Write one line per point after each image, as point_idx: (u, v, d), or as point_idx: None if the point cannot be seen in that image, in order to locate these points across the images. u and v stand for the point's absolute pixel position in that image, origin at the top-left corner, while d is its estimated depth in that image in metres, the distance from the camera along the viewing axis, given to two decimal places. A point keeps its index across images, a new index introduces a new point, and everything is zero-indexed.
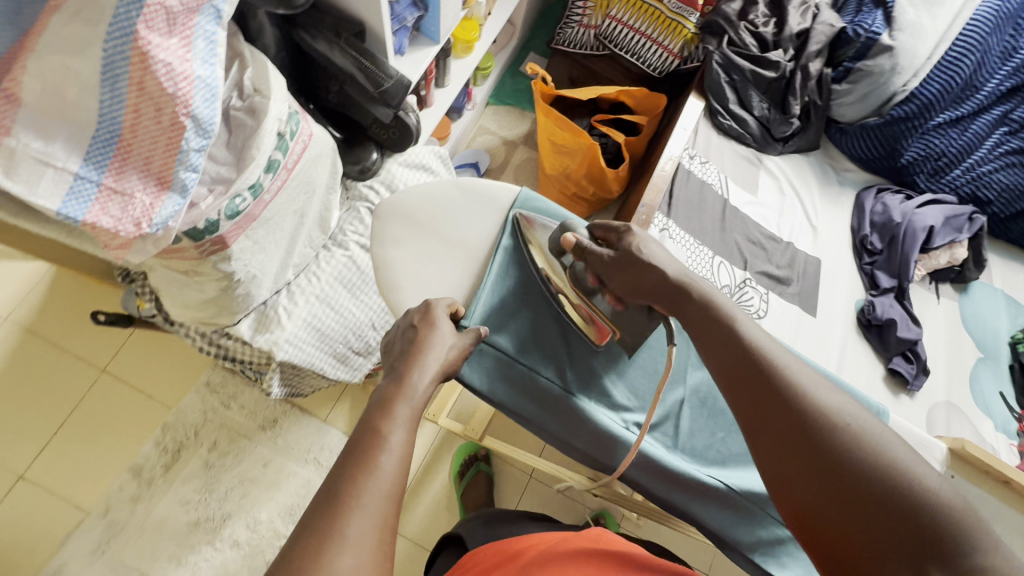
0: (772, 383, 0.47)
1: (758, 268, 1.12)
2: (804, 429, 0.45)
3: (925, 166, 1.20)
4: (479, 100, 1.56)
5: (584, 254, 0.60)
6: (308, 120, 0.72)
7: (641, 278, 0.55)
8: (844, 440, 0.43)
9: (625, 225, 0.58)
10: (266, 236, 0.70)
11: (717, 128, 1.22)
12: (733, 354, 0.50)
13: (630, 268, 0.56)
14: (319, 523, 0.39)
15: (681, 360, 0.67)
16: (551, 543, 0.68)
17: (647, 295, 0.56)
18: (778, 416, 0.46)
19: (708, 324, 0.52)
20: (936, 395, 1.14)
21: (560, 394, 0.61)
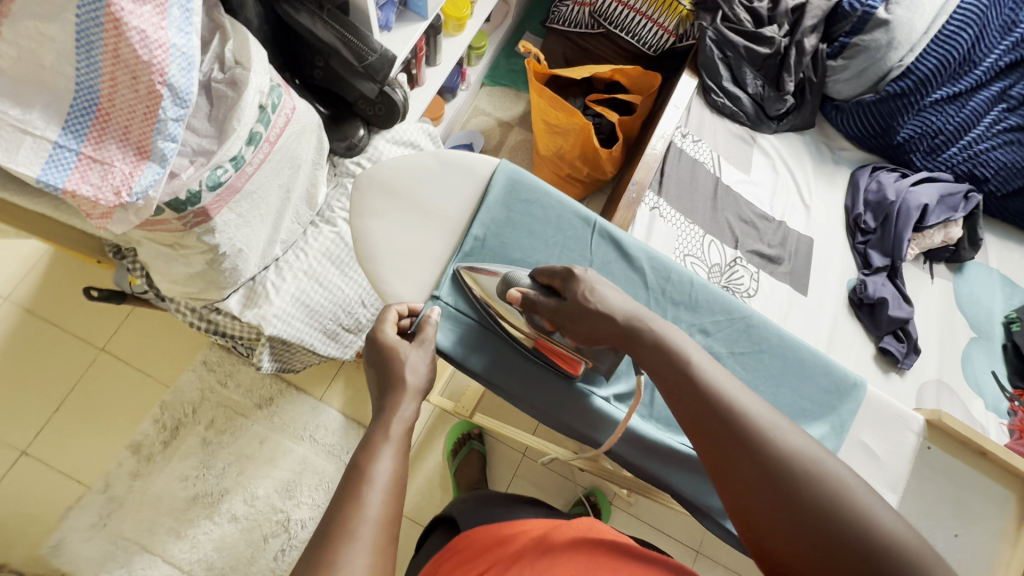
0: (734, 428, 0.44)
1: (749, 247, 1.12)
2: (770, 477, 0.42)
3: (922, 144, 1.19)
4: (473, 80, 1.55)
5: (536, 309, 0.55)
6: (291, 93, 0.71)
7: (597, 324, 0.52)
8: (812, 486, 0.41)
9: (567, 269, 0.54)
10: (251, 209, 0.70)
11: (710, 106, 1.20)
12: (690, 398, 0.47)
13: (586, 316, 0.52)
14: (318, 547, 0.38)
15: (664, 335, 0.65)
16: (540, 532, 0.68)
17: (606, 339, 0.52)
18: (742, 464, 0.43)
19: (662, 365, 0.49)
20: (926, 373, 1.15)
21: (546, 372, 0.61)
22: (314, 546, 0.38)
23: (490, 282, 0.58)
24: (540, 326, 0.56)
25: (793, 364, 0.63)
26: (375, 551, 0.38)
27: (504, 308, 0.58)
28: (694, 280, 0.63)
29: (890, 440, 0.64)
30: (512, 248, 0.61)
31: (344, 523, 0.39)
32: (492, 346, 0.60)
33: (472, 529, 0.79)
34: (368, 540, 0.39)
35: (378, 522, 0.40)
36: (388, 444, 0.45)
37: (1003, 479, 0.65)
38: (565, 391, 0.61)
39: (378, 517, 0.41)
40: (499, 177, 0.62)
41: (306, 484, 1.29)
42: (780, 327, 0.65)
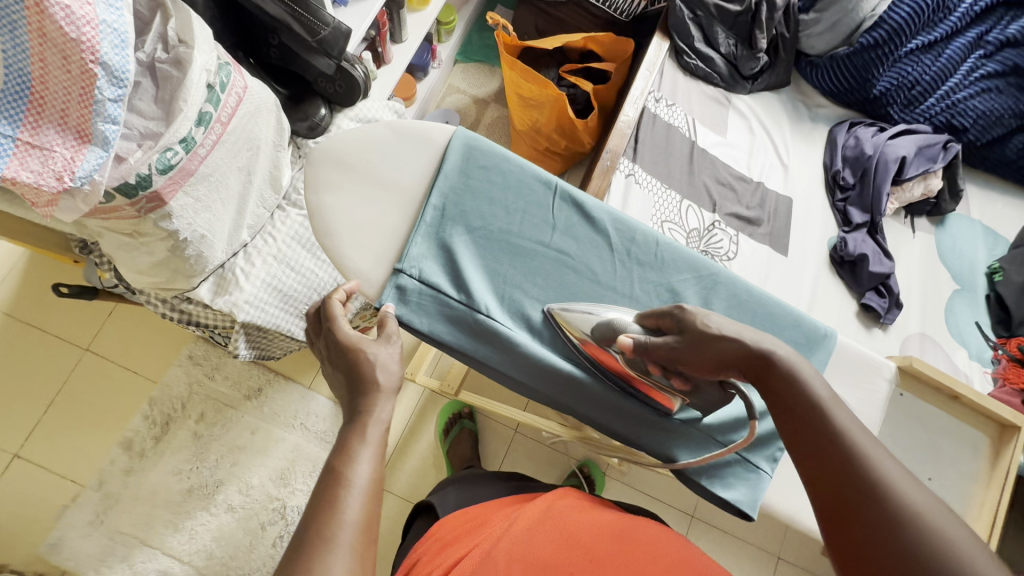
0: (856, 469, 0.41)
1: (727, 210, 1.11)
2: (889, 527, 0.38)
3: (899, 96, 1.18)
4: (445, 57, 1.51)
5: (647, 354, 0.52)
6: (242, 72, 0.70)
7: (718, 354, 0.49)
8: (932, 546, 0.37)
9: (677, 305, 0.52)
10: (209, 193, 0.69)
11: (683, 69, 1.18)
12: (811, 427, 0.45)
13: (702, 352, 0.49)
14: (297, 551, 0.38)
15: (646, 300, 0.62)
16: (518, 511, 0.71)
17: (729, 371, 0.50)
18: (857, 506, 0.40)
19: (789, 398, 0.47)
20: (910, 328, 1.15)
21: (526, 345, 0.58)
22: (293, 552, 0.38)
23: (576, 319, 0.58)
24: (643, 369, 0.54)
25: (763, 319, 0.63)
26: (354, 554, 0.38)
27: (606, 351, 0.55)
28: (659, 239, 0.63)
29: (863, 389, 0.64)
30: (477, 217, 0.60)
31: (325, 528, 0.39)
32: (553, 371, 0.59)
33: (454, 513, 0.81)
34: (348, 546, 0.38)
35: (357, 526, 0.40)
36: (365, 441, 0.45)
37: (970, 419, 0.67)
38: (662, 424, 0.60)
39: (357, 520, 0.40)
40: (455, 144, 0.61)
41: (300, 471, 1.30)
42: (751, 284, 0.64)
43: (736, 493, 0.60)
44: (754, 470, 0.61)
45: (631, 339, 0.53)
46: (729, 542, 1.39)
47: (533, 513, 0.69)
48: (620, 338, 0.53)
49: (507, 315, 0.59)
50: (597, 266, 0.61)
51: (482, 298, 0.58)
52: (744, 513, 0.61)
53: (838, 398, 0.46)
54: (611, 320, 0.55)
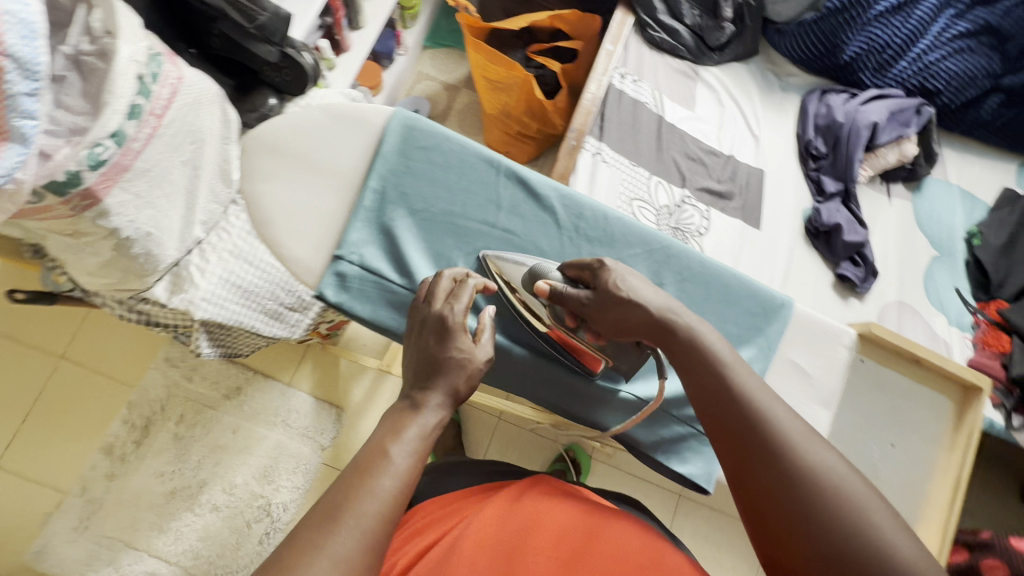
0: (752, 432, 0.45)
1: (697, 184, 1.09)
2: (783, 482, 0.42)
3: (869, 61, 1.15)
4: (411, 43, 1.49)
5: (562, 301, 0.54)
6: (178, 63, 0.67)
7: (628, 314, 0.51)
8: (820, 494, 0.41)
9: (598, 261, 0.54)
10: (150, 188, 0.67)
11: (649, 43, 1.16)
12: (713, 395, 0.48)
13: (613, 308, 0.51)
14: (315, 514, 0.40)
15: None
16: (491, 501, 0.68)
17: (636, 334, 0.52)
18: (755, 466, 0.44)
19: (696, 367, 0.50)
20: (887, 296, 1.14)
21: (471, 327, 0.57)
22: (312, 513, 0.40)
23: (513, 269, 0.58)
24: (562, 319, 0.56)
25: (717, 291, 0.62)
26: (361, 538, 0.39)
27: (532, 300, 0.57)
28: (607, 214, 0.61)
29: (820, 356, 0.63)
30: (417, 199, 0.59)
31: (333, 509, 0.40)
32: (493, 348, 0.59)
33: (428, 498, 0.79)
34: (360, 524, 0.40)
35: (376, 515, 0.40)
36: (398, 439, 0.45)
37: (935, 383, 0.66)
38: (604, 395, 0.61)
39: (379, 507, 0.41)
40: (394, 125, 0.59)
41: (283, 468, 1.30)
42: (706, 257, 0.63)
43: (693, 466, 0.60)
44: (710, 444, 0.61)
45: (549, 285, 0.55)
46: (717, 519, 1.39)
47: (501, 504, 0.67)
48: (539, 284, 0.55)
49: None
50: (543, 243, 0.60)
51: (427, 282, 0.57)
52: (701, 487, 0.61)
53: (739, 360, 0.49)
54: (533, 268, 0.57)
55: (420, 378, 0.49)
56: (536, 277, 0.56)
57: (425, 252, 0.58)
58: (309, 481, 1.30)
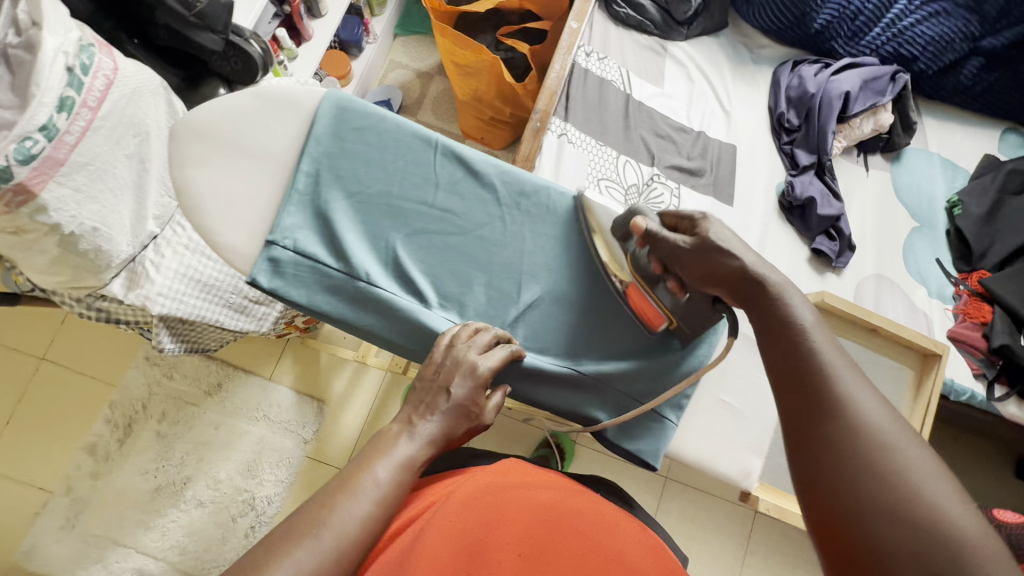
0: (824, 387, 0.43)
1: (667, 162, 1.07)
2: (847, 437, 0.40)
3: (842, 29, 1.12)
4: (380, 31, 1.46)
5: (652, 246, 0.53)
6: (112, 54, 0.67)
7: (715, 268, 0.50)
8: (880, 456, 0.39)
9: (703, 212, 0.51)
10: (91, 182, 0.67)
11: (614, 19, 1.13)
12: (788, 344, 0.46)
13: (706, 258, 0.50)
14: (292, 526, 0.43)
15: (545, 256, 0.59)
16: (466, 487, 0.57)
17: (719, 283, 0.50)
18: (818, 420, 0.42)
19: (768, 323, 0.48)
20: (865, 269, 1.12)
21: (411, 310, 0.56)
22: (291, 523, 0.44)
23: (606, 219, 0.57)
24: (645, 266, 0.54)
25: None
26: (329, 551, 0.42)
27: (616, 242, 0.55)
28: (550, 190, 0.60)
29: None
30: (352, 181, 0.58)
31: (304, 525, 0.43)
32: (430, 331, 0.57)
33: None
34: (331, 538, 0.43)
35: (345, 533, 0.44)
36: (382, 459, 0.48)
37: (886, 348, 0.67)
38: (585, 382, 0.58)
39: (351, 528, 0.44)
40: (325, 107, 0.58)
41: (266, 462, 1.30)
42: None
43: (644, 441, 0.59)
44: (660, 420, 0.60)
45: (646, 223, 0.53)
46: (704, 500, 1.38)
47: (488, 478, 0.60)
48: (636, 220, 0.53)
49: (393, 280, 0.57)
50: (484, 222, 0.59)
51: (364, 265, 0.56)
52: (651, 464, 0.60)
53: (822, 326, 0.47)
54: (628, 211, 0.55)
55: (423, 407, 0.52)
56: (633, 214, 0.53)
57: (364, 235, 0.58)
58: (292, 474, 1.30)
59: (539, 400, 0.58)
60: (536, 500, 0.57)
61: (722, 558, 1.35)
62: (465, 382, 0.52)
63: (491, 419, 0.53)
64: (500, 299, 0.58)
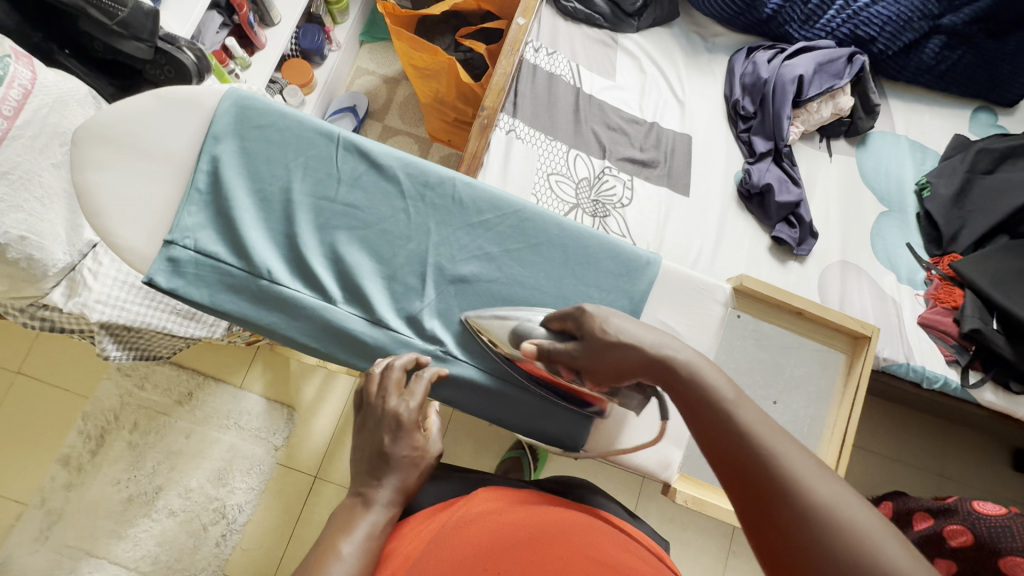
0: (762, 467, 0.37)
1: (619, 154, 1.06)
2: (806, 528, 0.34)
3: (795, 13, 1.11)
4: (343, 38, 1.47)
5: (551, 357, 0.50)
6: (31, 65, 0.69)
7: (618, 359, 0.45)
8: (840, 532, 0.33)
9: (579, 308, 0.48)
10: (14, 191, 0.67)
11: (563, 14, 1.12)
12: (711, 423, 0.40)
13: (603, 359, 0.46)
14: None
15: (452, 248, 0.59)
16: (451, 525, 0.51)
17: (633, 375, 0.45)
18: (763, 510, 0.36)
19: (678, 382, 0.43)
20: (830, 256, 1.09)
21: (312, 305, 0.56)
22: None
23: (496, 325, 0.55)
24: (556, 372, 0.52)
25: (574, 253, 0.59)
26: None
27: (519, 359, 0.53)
28: (454, 180, 0.59)
29: (692, 314, 0.61)
30: (254, 180, 0.57)
31: None
32: (332, 327, 0.56)
33: None
34: None
35: None
36: (344, 537, 0.46)
37: (814, 330, 0.67)
38: (503, 393, 0.58)
39: None
40: (224, 106, 0.57)
41: (237, 470, 1.30)
42: (563, 219, 0.60)
43: (557, 428, 0.59)
44: (570, 415, 0.59)
45: (534, 345, 0.51)
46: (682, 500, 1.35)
47: (464, 510, 0.53)
48: (524, 346, 0.52)
49: (296, 277, 0.56)
50: (388, 216, 0.58)
51: (265, 262, 0.56)
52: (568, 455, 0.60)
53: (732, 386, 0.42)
54: (517, 326, 0.54)
55: (371, 472, 0.51)
56: (522, 339, 0.52)
57: (266, 231, 0.57)
58: (263, 481, 1.30)
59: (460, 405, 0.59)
60: (526, 516, 0.53)
61: (703, 560, 1.30)
62: (395, 436, 0.51)
63: (439, 447, 0.54)
64: (406, 292, 0.58)
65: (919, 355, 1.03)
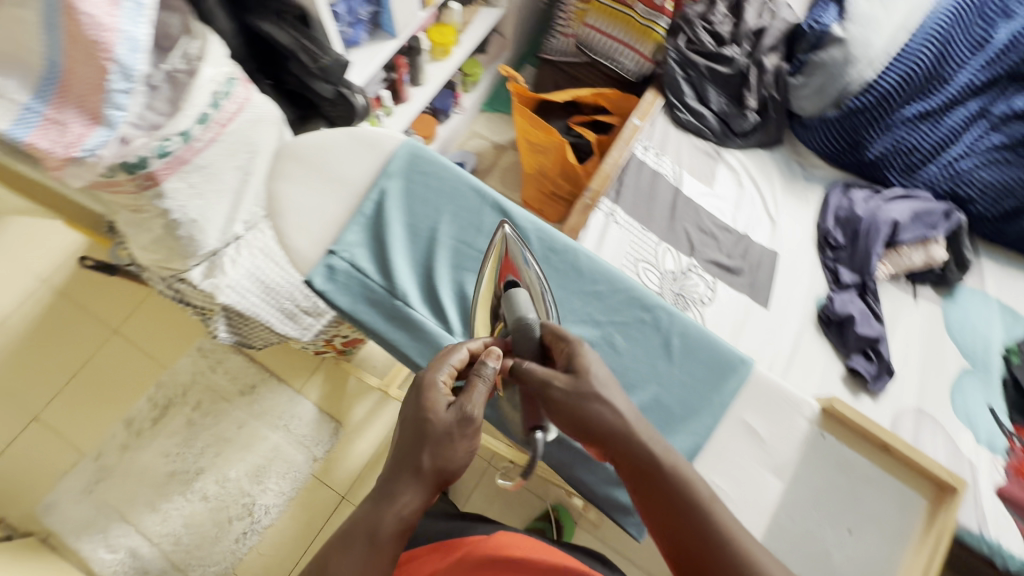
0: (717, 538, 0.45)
1: (706, 256, 1.11)
2: None
3: (897, 161, 1.15)
4: (469, 104, 1.65)
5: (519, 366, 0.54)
6: (249, 88, 0.82)
7: (594, 419, 0.50)
8: None
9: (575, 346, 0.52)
10: (203, 182, 0.80)
11: (676, 122, 1.23)
12: (669, 500, 0.48)
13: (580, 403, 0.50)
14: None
15: (564, 310, 0.64)
16: None
17: (589, 429, 0.50)
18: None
19: (632, 460, 0.50)
20: (904, 400, 1.07)
21: (435, 332, 0.62)
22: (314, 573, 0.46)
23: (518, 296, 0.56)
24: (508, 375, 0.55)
25: (674, 338, 0.63)
26: None
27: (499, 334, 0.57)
28: (578, 251, 0.66)
29: (777, 425, 0.62)
30: (409, 215, 0.66)
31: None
32: None
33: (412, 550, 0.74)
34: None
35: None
36: (390, 505, 0.48)
37: (902, 471, 0.61)
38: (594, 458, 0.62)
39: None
40: (401, 151, 0.68)
41: (274, 470, 1.35)
42: (669, 305, 0.65)
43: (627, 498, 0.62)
44: None
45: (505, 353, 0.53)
46: None
47: None
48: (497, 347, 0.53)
49: (427, 304, 0.63)
50: None
51: (405, 287, 0.63)
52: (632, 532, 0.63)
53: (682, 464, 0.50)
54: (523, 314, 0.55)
55: (406, 445, 0.50)
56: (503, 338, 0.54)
57: (410, 260, 0.65)
58: (294, 488, 1.34)
59: (546, 452, 0.64)
60: None
61: None
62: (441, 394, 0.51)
63: (481, 414, 0.49)
64: None
65: (995, 528, 0.96)
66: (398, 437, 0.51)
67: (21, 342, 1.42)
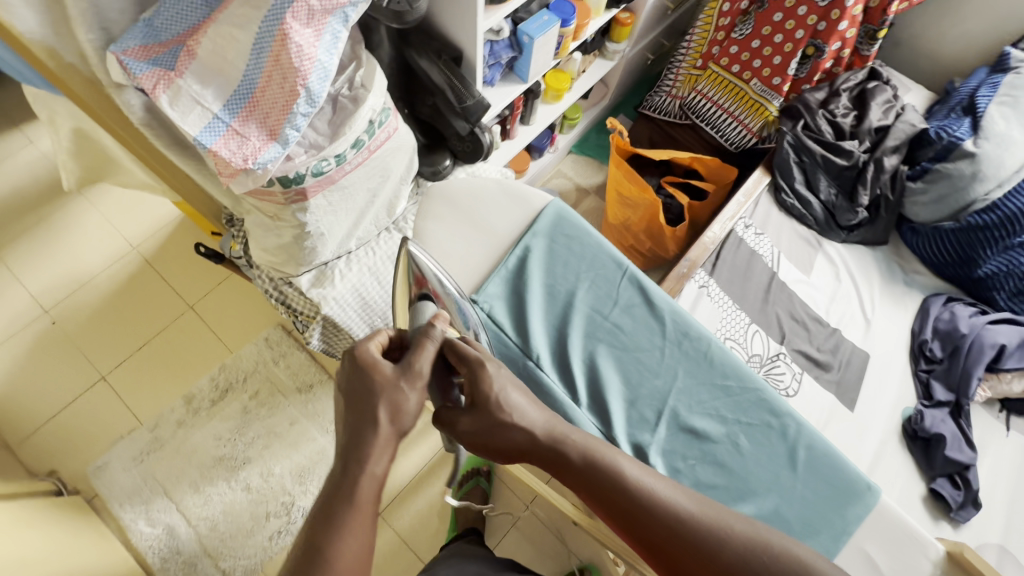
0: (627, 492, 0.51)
1: (795, 346, 1.09)
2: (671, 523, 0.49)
3: (1009, 283, 1.10)
4: (562, 145, 1.68)
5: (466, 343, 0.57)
6: (398, 117, 0.86)
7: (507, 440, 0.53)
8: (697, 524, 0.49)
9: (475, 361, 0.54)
10: (340, 201, 0.84)
11: (780, 205, 1.23)
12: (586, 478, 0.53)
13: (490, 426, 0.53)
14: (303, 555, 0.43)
15: (691, 400, 0.63)
16: None
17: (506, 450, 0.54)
18: (719, 573, 0.47)
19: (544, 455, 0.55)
20: (988, 535, 1.01)
21: (563, 401, 0.62)
22: (303, 550, 0.43)
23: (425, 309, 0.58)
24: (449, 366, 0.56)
25: (799, 450, 0.62)
26: (312, 552, 0.43)
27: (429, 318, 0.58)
28: (712, 342, 0.66)
29: (898, 560, 0.59)
30: (548, 276, 0.67)
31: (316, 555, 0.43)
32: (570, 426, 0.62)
33: None
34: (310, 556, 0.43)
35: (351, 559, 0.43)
36: (372, 459, 0.47)
37: None
38: None
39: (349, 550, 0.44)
40: (549, 212, 0.69)
41: (318, 474, 1.35)
42: (798, 414, 0.64)
43: None
44: None
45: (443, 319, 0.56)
46: None
47: None
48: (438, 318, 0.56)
49: (556, 370, 0.64)
50: (646, 348, 0.65)
51: (538, 349, 0.64)
52: None
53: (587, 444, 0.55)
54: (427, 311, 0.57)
55: (365, 406, 0.49)
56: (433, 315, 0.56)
57: (543, 321, 0.65)
58: None
59: None
60: None
61: None
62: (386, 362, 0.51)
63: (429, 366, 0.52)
64: (640, 422, 0.62)
65: None
66: (346, 412, 0.50)
67: (103, 302, 1.47)
